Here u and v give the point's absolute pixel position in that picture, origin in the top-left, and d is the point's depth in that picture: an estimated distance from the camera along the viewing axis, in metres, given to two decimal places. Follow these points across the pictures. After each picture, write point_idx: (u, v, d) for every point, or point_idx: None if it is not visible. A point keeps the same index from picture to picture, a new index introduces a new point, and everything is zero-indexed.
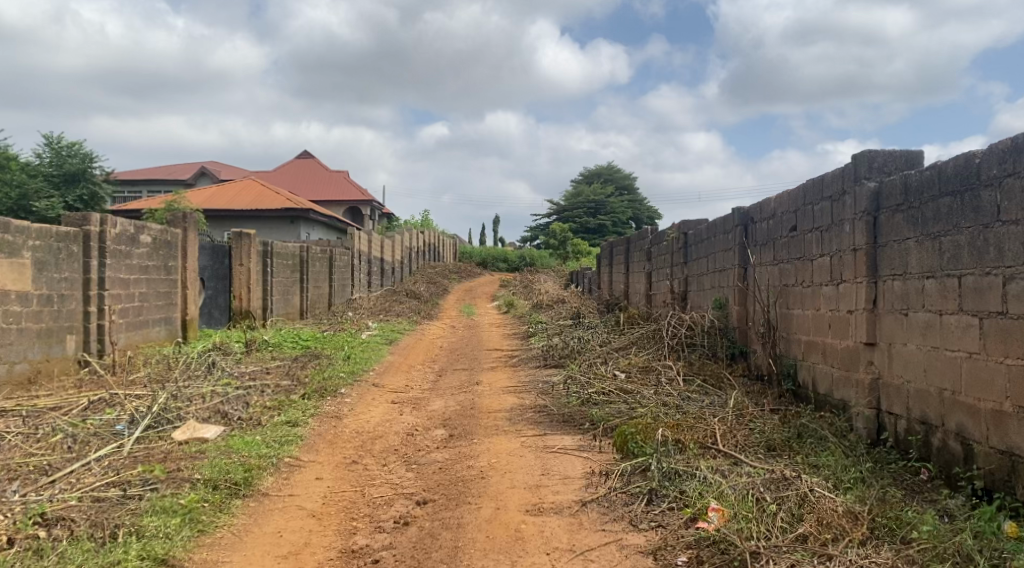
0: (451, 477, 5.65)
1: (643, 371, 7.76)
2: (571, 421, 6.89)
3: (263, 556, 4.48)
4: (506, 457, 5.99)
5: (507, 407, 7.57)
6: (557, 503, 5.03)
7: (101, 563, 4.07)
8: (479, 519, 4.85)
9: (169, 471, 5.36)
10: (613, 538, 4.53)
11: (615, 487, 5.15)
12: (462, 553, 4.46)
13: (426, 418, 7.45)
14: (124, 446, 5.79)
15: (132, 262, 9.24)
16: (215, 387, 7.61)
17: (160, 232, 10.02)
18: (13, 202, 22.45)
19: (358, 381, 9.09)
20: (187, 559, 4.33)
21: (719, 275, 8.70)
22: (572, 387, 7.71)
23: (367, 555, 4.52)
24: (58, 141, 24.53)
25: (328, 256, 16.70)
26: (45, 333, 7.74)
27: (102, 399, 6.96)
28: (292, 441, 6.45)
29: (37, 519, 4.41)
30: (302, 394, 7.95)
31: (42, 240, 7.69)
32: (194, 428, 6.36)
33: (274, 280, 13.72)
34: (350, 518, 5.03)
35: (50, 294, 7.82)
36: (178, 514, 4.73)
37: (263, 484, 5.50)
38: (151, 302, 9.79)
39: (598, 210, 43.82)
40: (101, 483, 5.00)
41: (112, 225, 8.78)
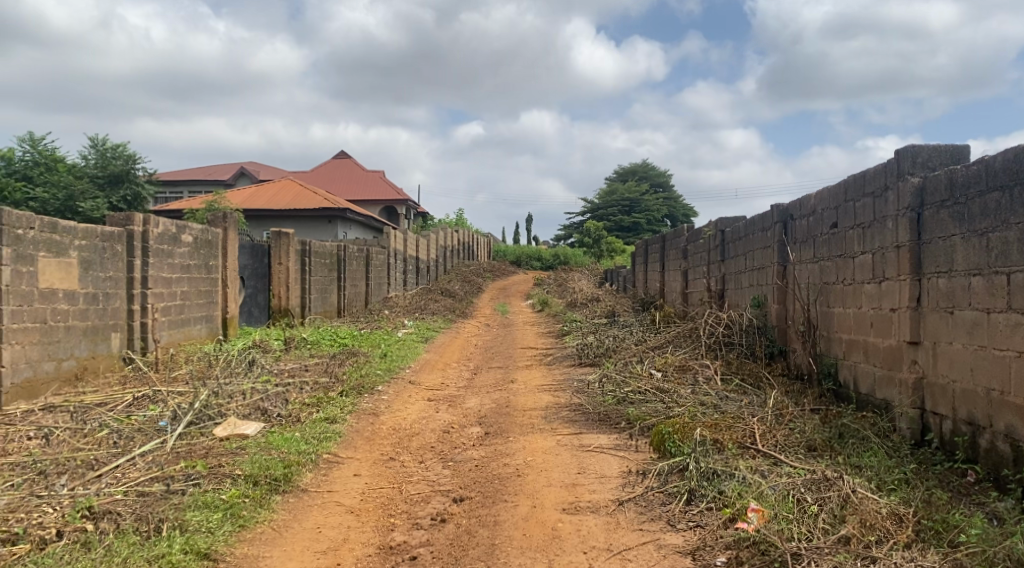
0: (487, 475, 5.66)
1: (679, 370, 7.70)
2: (607, 419, 6.86)
3: (303, 552, 4.53)
4: (542, 456, 5.98)
5: (542, 405, 7.57)
6: (595, 502, 5.02)
7: (147, 556, 4.14)
8: (516, 517, 4.86)
9: (211, 467, 5.45)
10: (651, 538, 4.50)
11: (652, 487, 5.12)
12: (498, 551, 4.47)
13: (462, 415, 7.48)
14: (168, 441, 5.89)
15: (174, 261, 9.41)
16: (255, 384, 7.72)
17: (201, 231, 10.19)
18: (60, 203, 22.98)
19: (394, 379, 9.16)
20: (229, 554, 4.40)
21: (757, 273, 8.59)
22: (608, 385, 7.67)
23: (404, 552, 4.55)
24: (103, 143, 25.11)
25: (365, 255, 16.82)
26: (91, 330, 7.92)
27: (146, 395, 7.10)
28: (330, 437, 6.52)
29: (84, 512, 4.50)
30: (340, 392, 8.02)
31: (88, 240, 7.86)
32: (235, 424, 6.45)
33: (312, 279, 13.86)
34: (388, 515, 5.07)
35: (96, 293, 8.00)
36: (219, 510, 4.82)
37: (303, 480, 5.57)
38: (192, 301, 9.96)
39: (632, 208, 43.60)
40: (145, 478, 5.10)
41: (155, 225, 8.94)
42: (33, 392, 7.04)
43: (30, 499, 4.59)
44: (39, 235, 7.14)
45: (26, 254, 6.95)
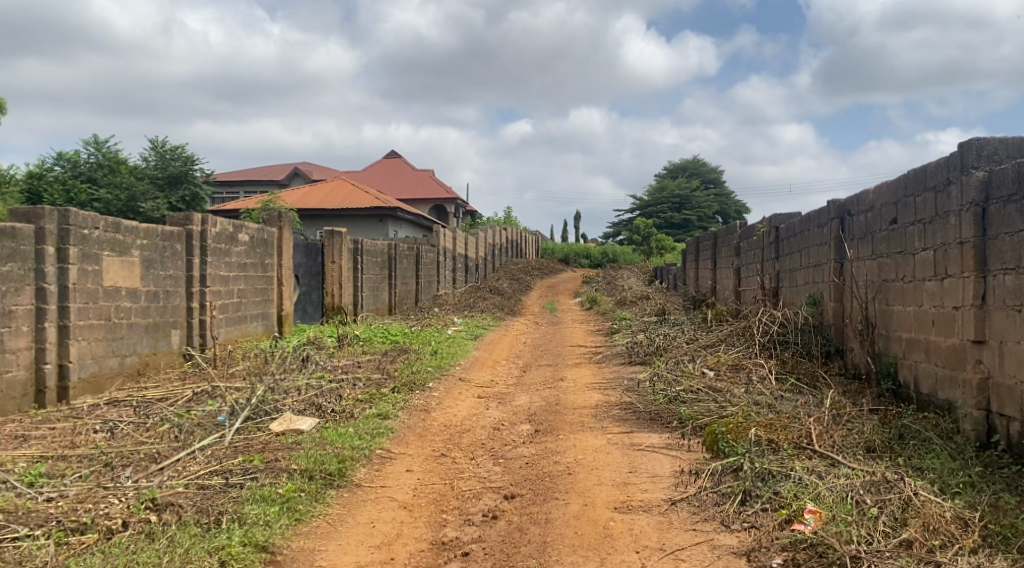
0: (538, 473, 5.66)
1: (732, 370, 7.61)
2: (658, 418, 6.81)
3: (357, 546, 4.60)
4: (593, 454, 5.97)
5: (592, 403, 7.55)
6: (647, 501, 4.98)
7: (207, 548, 4.24)
8: (568, 515, 4.86)
9: (267, 461, 5.56)
10: (705, 538, 4.46)
11: (705, 487, 5.06)
12: (550, 549, 4.47)
13: (512, 413, 7.50)
14: (226, 436, 6.03)
15: (231, 259, 9.62)
16: (310, 380, 7.86)
17: (257, 231, 10.40)
18: (122, 204, 23.61)
19: (444, 376, 9.24)
20: (286, 547, 4.49)
21: (813, 271, 8.41)
22: (659, 384, 7.61)
23: (457, 548, 4.58)
24: (163, 145, 25.84)
25: (415, 253, 16.97)
26: (153, 327, 8.15)
27: (205, 391, 7.28)
28: (383, 433, 6.60)
29: (148, 504, 4.63)
30: (392, 388, 8.10)
31: (149, 239, 8.09)
32: (290, 419, 6.58)
33: (364, 277, 14.05)
34: (440, 511, 5.11)
35: (157, 291, 8.23)
36: (276, 503, 4.91)
37: (356, 475, 5.65)
38: (249, 299, 10.18)
39: (683, 204, 43.17)
40: (205, 472, 5.23)
41: (213, 224, 9.15)
42: (99, 387, 7.28)
43: (96, 490, 4.74)
44: (104, 235, 7.35)
45: (91, 253, 7.17)
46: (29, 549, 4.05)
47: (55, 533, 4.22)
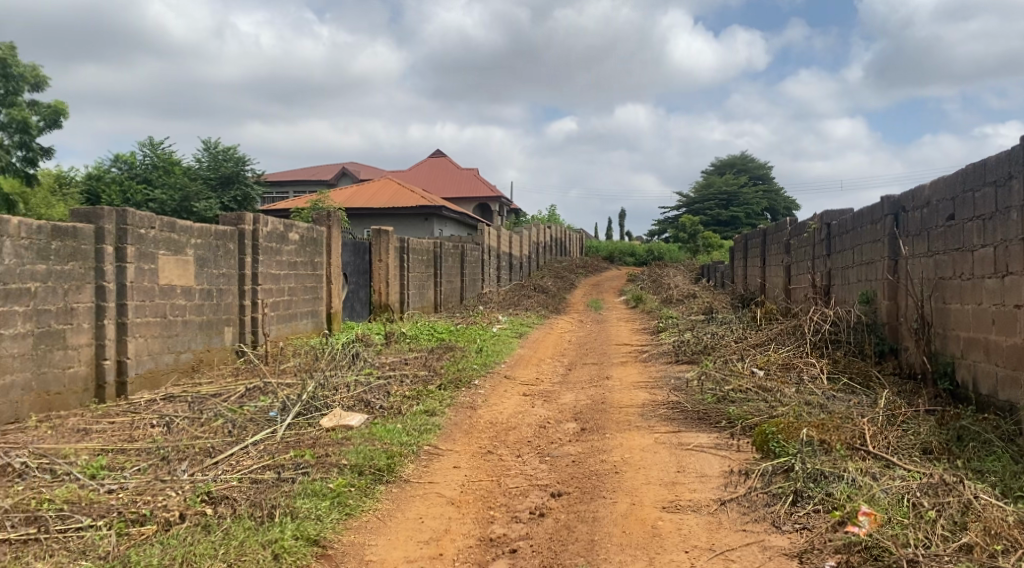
0: (585, 471, 5.65)
1: (783, 369, 7.50)
2: (707, 418, 6.74)
3: (406, 541, 4.65)
4: (641, 453, 5.94)
5: (639, 402, 7.51)
6: (696, 501, 4.94)
7: (261, 540, 4.33)
8: (615, 514, 4.84)
9: (318, 456, 5.65)
10: (755, 539, 4.41)
11: (755, 487, 5.00)
12: (598, 547, 4.46)
13: (558, 411, 7.50)
14: (278, 431, 6.14)
15: (282, 258, 9.80)
16: (358, 377, 7.98)
17: (307, 230, 10.56)
18: (177, 204, 24.08)
19: (491, 373, 9.27)
20: (336, 541, 4.56)
21: (866, 268, 8.24)
22: (707, 384, 7.53)
23: (504, 545, 4.60)
24: (215, 146, 26.43)
25: (460, 252, 17.07)
26: (206, 325, 8.35)
27: (257, 386, 7.43)
28: (430, 430, 6.66)
29: (204, 497, 4.75)
30: (438, 385, 8.16)
31: (203, 239, 8.27)
32: (340, 415, 6.67)
33: (410, 275, 14.17)
34: (487, 507, 5.13)
35: (210, 289, 8.42)
36: (327, 498, 4.99)
37: (405, 471, 5.71)
38: (299, 297, 10.35)
39: (731, 201, 42.64)
40: (258, 466, 5.34)
41: (264, 224, 9.33)
42: (155, 383, 7.47)
43: (155, 483, 4.87)
44: (159, 234, 7.53)
45: (148, 252, 7.35)
46: (92, 539, 4.17)
47: (116, 523, 4.34)
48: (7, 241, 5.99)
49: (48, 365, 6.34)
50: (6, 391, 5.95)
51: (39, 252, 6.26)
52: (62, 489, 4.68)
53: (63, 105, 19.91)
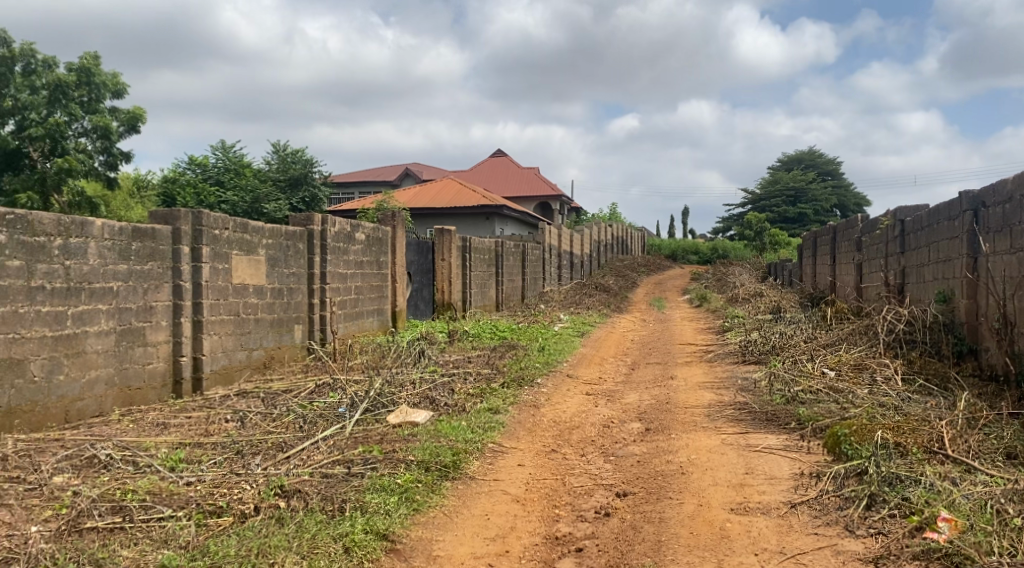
0: (651, 471, 5.61)
1: (855, 370, 7.31)
2: (775, 419, 6.61)
3: (473, 537, 4.69)
4: (708, 454, 5.87)
5: (705, 402, 7.42)
6: (765, 504, 4.86)
7: (332, 534, 4.42)
8: (682, 515, 4.80)
9: (386, 452, 5.74)
10: (828, 543, 4.32)
11: (827, 490, 4.89)
12: (665, 548, 4.42)
13: (622, 410, 7.47)
14: (347, 427, 6.25)
15: (349, 258, 9.99)
16: (423, 374, 8.10)
17: (373, 230, 10.74)
18: (248, 206, 24.75)
19: (553, 372, 9.27)
20: (405, 536, 4.63)
21: (943, 266, 7.96)
22: (775, 384, 7.39)
23: (570, 543, 4.60)
24: (284, 149, 27.09)
25: (522, 251, 17.12)
26: (277, 322, 8.57)
27: (326, 383, 7.58)
28: (495, 428, 6.70)
29: (277, 490, 4.87)
30: (502, 383, 8.21)
31: (274, 239, 8.49)
32: (406, 412, 6.75)
33: (472, 274, 14.28)
34: (553, 506, 5.14)
35: (281, 288, 8.63)
36: (395, 493, 5.07)
37: (470, 468, 5.76)
38: (366, 295, 10.53)
39: (798, 198, 41.74)
40: (328, 461, 5.45)
41: (332, 224, 9.52)
42: (229, 379, 7.70)
43: (230, 476, 5.02)
44: (233, 235, 7.75)
45: (222, 252, 7.58)
46: (172, 529, 4.32)
47: (195, 514, 4.49)
48: (92, 243, 6.23)
49: (130, 361, 6.58)
50: (91, 386, 6.20)
51: (121, 253, 6.51)
52: (144, 481, 4.86)
53: (142, 110, 20.61)
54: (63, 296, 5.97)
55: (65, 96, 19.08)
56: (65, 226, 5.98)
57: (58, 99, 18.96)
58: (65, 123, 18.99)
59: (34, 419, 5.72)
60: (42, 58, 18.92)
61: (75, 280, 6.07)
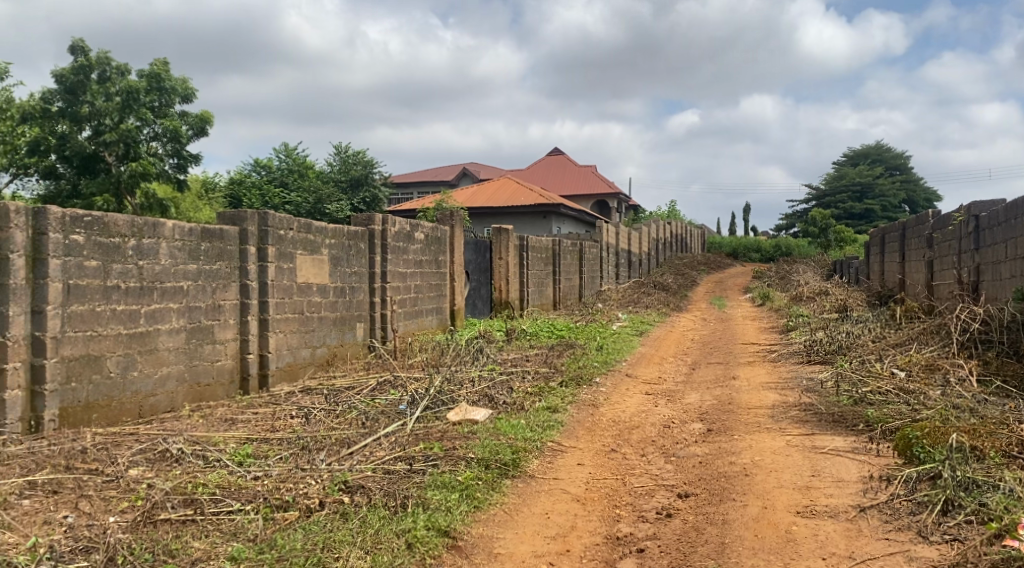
0: (713, 473, 5.53)
1: (926, 371, 7.09)
2: (843, 420, 6.45)
3: (534, 536, 4.69)
4: (772, 455, 5.75)
5: (769, 403, 7.27)
6: (832, 507, 4.74)
7: (395, 530, 4.47)
8: (746, 517, 4.71)
9: (446, 449, 5.79)
10: (900, 549, 4.20)
11: (898, 494, 4.74)
12: (729, 550, 4.35)
13: (683, 410, 7.37)
14: (408, 424, 6.32)
15: (408, 257, 10.10)
16: (482, 372, 8.15)
17: (432, 229, 10.83)
18: (312, 206, 25.16)
19: (612, 371, 9.21)
20: (466, 533, 4.66)
21: (1021, 263, 7.65)
22: (843, 385, 7.20)
23: (632, 544, 4.57)
24: (346, 150, 27.54)
25: (579, 249, 17.06)
26: (340, 321, 8.72)
27: (387, 380, 7.69)
28: (553, 426, 6.69)
29: (341, 486, 4.95)
30: (560, 382, 8.19)
31: (336, 239, 8.62)
32: (466, 409, 6.79)
33: (530, 273, 14.30)
34: (613, 506, 5.11)
35: (343, 287, 8.78)
36: (456, 490, 5.10)
37: (530, 466, 5.77)
38: (425, 294, 10.63)
39: (864, 193, 40.65)
40: (390, 457, 5.52)
41: (392, 224, 9.64)
42: (294, 376, 7.86)
43: (296, 471, 5.12)
44: (297, 235, 7.90)
45: (287, 252, 7.74)
46: (242, 522, 4.43)
47: (262, 508, 4.59)
48: (163, 243, 6.42)
49: (199, 358, 6.78)
50: (163, 382, 6.40)
51: (191, 253, 6.69)
52: (213, 475, 4.99)
53: (209, 114, 21.17)
54: (137, 296, 6.16)
55: (137, 101, 19.69)
56: (138, 227, 6.17)
57: (129, 105, 19.51)
58: (137, 127, 19.62)
59: (111, 414, 5.92)
60: (116, 65, 19.50)
61: (147, 280, 6.26)
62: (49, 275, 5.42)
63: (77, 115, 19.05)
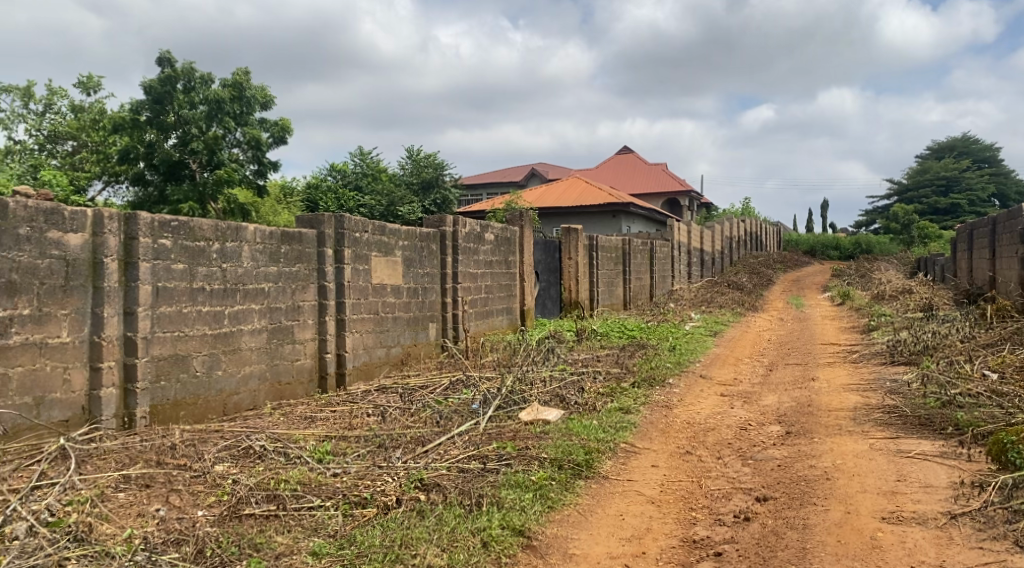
0: (792, 476, 5.39)
1: (1021, 372, 6.76)
2: (930, 424, 6.21)
3: (609, 537, 4.67)
4: (854, 459, 5.58)
5: (849, 405, 7.05)
6: (921, 513, 4.57)
7: (471, 529, 4.51)
8: (828, 522, 4.59)
9: (519, 448, 5.80)
10: (996, 559, 4.02)
11: (993, 502, 4.54)
12: (811, 556, 4.24)
13: (760, 413, 7.20)
14: (480, 423, 6.36)
15: (479, 257, 10.17)
16: (553, 372, 8.15)
17: (501, 230, 10.88)
18: (385, 209, 25.60)
19: (686, 372, 9.09)
20: (540, 533, 4.67)
21: None
22: (929, 387, 6.93)
23: (709, 547, 4.49)
24: (418, 153, 27.93)
25: (649, 249, 16.89)
26: (413, 320, 8.84)
27: (460, 380, 7.76)
28: (627, 428, 6.63)
29: (417, 483, 5.02)
30: (632, 383, 8.12)
31: (409, 240, 8.75)
32: (538, 409, 6.79)
33: (600, 272, 14.23)
34: (689, 508, 5.03)
35: (416, 287, 8.90)
36: (530, 490, 5.11)
37: (603, 467, 5.74)
38: (495, 294, 10.69)
39: (950, 187, 39.12)
40: (464, 456, 5.57)
41: (463, 225, 9.72)
42: (369, 375, 8.01)
43: (373, 469, 5.22)
44: (372, 237, 8.04)
45: (362, 254, 7.89)
46: (322, 518, 4.53)
47: (341, 505, 4.69)
48: (246, 247, 6.63)
49: (280, 357, 6.97)
50: (246, 380, 6.60)
51: (272, 255, 6.89)
52: (295, 471, 5.13)
53: (289, 121, 21.77)
54: (221, 296, 6.38)
55: (221, 110, 20.45)
56: (222, 231, 6.39)
57: (215, 114, 20.32)
58: (221, 136, 20.39)
59: (196, 411, 6.14)
60: (200, 75, 20.21)
61: (231, 282, 6.47)
62: (140, 278, 5.64)
63: (164, 124, 19.91)
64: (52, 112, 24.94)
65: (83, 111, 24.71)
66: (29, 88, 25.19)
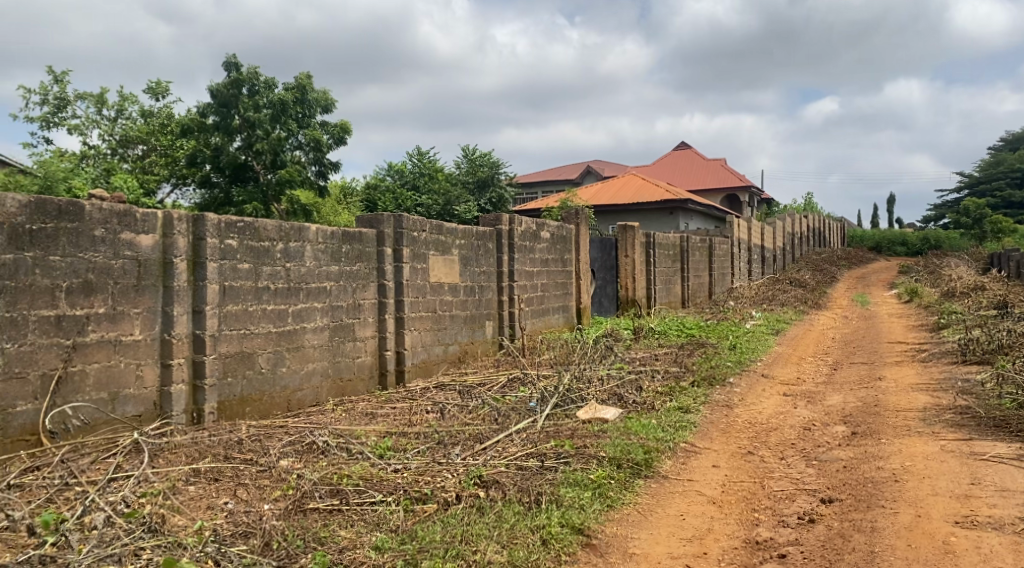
0: (859, 478, 5.26)
1: None
2: (1006, 426, 5.98)
3: (669, 537, 4.62)
4: (924, 461, 5.41)
5: (919, 406, 6.84)
6: (997, 519, 4.42)
7: (530, 526, 4.53)
8: (897, 525, 4.46)
9: (577, 447, 5.79)
10: None
11: None
12: (879, 559, 4.14)
13: (824, 413, 7.04)
14: (538, 421, 6.36)
15: (535, 256, 10.18)
16: (611, 370, 8.10)
17: (557, 228, 10.86)
18: (442, 208, 25.78)
19: (746, 371, 8.94)
20: (600, 531, 4.65)
21: None
22: (1004, 387, 6.68)
23: (772, 549, 4.41)
24: (474, 152, 28.08)
25: (708, 246, 16.66)
26: (470, 319, 8.90)
27: (517, 377, 7.78)
28: (686, 427, 6.56)
29: (477, 480, 5.06)
30: (691, 382, 8.02)
31: (466, 239, 8.80)
32: (595, 408, 6.76)
33: (657, 270, 14.10)
34: (751, 509, 4.95)
35: (473, 286, 8.96)
36: (589, 488, 5.10)
37: (663, 467, 5.69)
38: (551, 292, 10.68)
39: None
40: (522, 454, 5.58)
41: (519, 223, 9.74)
42: (428, 372, 8.09)
43: (433, 465, 5.27)
44: (430, 237, 8.11)
45: (420, 253, 7.97)
46: (384, 513, 4.60)
47: (403, 500, 4.74)
48: (308, 246, 6.76)
49: (341, 354, 7.09)
50: (309, 377, 6.74)
51: (333, 254, 7.02)
52: (357, 466, 5.21)
53: (349, 123, 22.12)
54: (284, 295, 6.52)
55: (285, 113, 20.84)
56: (285, 231, 6.53)
57: (279, 116, 20.71)
58: (285, 137, 20.81)
59: (261, 407, 6.29)
60: (265, 80, 20.60)
61: (294, 281, 6.61)
62: (208, 277, 5.80)
63: (230, 128, 20.29)
64: (124, 117, 25.76)
65: (152, 116, 25.45)
66: (103, 95, 26.04)
